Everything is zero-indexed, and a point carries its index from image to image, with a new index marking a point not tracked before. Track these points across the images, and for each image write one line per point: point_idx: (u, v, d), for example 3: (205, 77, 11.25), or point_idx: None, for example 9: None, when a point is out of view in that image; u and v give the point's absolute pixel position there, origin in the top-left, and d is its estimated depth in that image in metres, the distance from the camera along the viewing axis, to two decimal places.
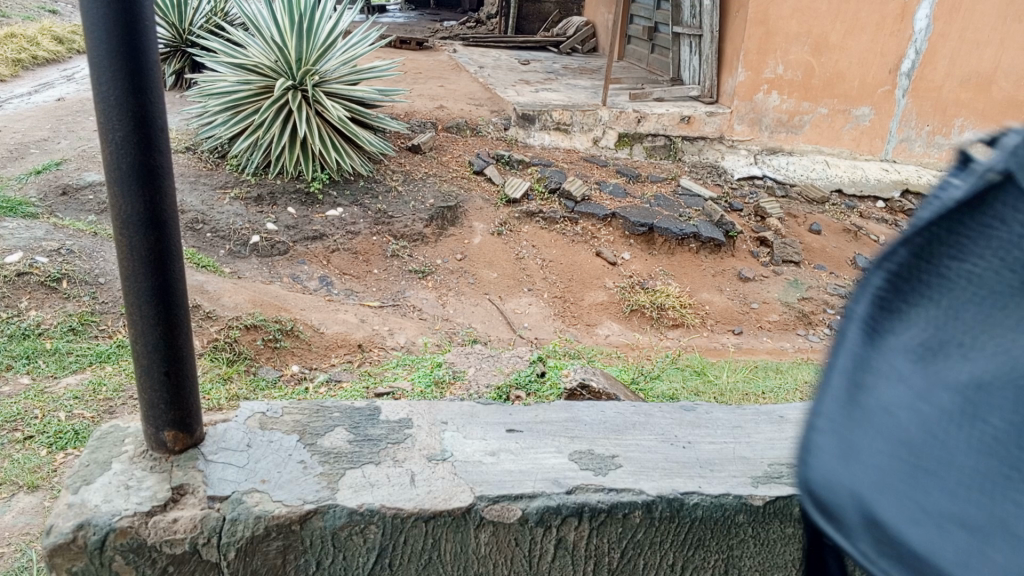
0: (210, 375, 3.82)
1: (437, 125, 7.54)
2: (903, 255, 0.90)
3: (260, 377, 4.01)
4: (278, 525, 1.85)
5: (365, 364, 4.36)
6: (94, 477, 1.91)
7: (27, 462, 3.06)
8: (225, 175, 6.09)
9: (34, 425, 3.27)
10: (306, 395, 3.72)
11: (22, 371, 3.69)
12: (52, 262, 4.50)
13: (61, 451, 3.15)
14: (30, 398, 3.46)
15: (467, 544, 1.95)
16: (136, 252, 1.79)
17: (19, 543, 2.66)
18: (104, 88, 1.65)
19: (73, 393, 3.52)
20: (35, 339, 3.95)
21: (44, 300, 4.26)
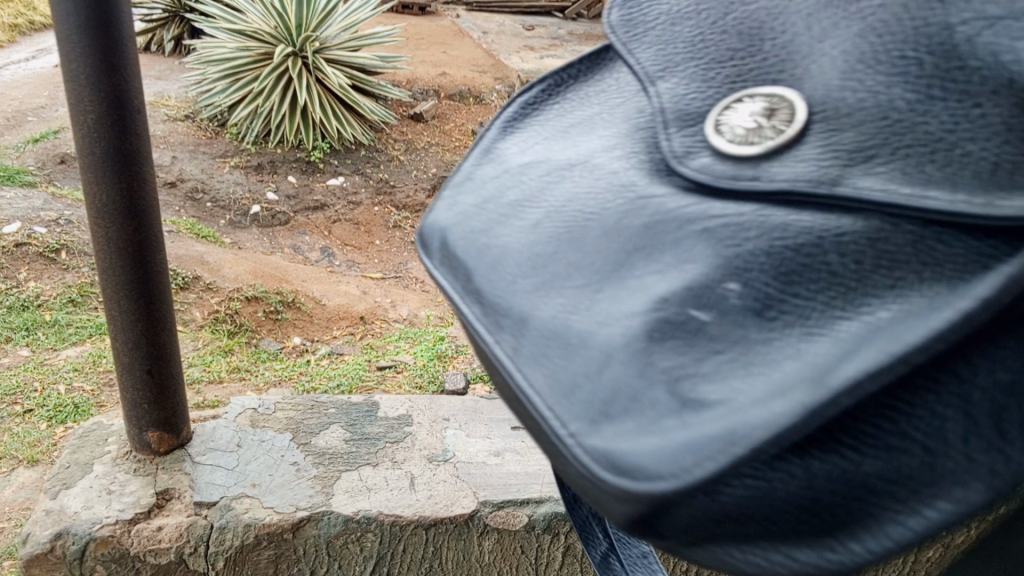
0: (211, 348, 3.70)
1: (440, 92, 7.36)
2: (544, 75, 0.79)
3: (262, 350, 3.89)
4: (269, 534, 1.73)
5: (367, 337, 4.21)
6: (74, 480, 1.80)
7: (27, 436, 2.97)
8: (225, 143, 5.90)
9: (33, 398, 3.16)
10: (306, 367, 3.60)
11: (23, 343, 3.58)
12: (50, 232, 4.37)
13: (61, 425, 3.04)
14: (31, 369, 3.37)
15: (469, 551, 1.84)
16: (113, 243, 1.67)
17: (19, 518, 2.60)
18: (74, 65, 1.51)
19: (72, 364, 3.40)
20: (34, 311, 3.83)
21: (43, 271, 4.14)
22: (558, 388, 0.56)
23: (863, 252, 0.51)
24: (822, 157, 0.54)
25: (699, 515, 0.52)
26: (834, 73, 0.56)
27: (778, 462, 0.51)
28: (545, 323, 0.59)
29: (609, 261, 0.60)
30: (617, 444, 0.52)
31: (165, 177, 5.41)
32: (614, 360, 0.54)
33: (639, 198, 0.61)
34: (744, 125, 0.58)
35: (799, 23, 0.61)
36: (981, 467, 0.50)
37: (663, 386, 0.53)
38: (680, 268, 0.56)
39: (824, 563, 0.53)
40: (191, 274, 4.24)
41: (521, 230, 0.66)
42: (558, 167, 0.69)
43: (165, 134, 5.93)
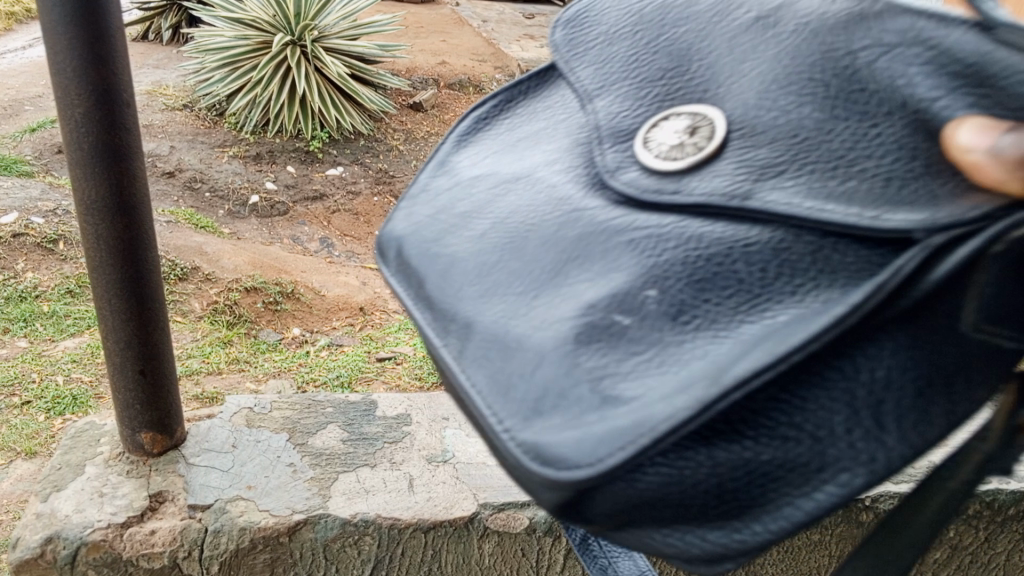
0: (209, 339, 3.65)
1: (439, 81, 7.30)
2: (498, 92, 1.04)
3: (262, 341, 3.83)
4: (264, 537, 1.70)
5: (367, 328, 4.14)
6: (66, 483, 1.76)
7: (25, 428, 2.92)
8: (224, 133, 5.84)
9: (31, 390, 3.11)
10: (306, 359, 3.55)
11: (20, 334, 3.54)
12: (48, 223, 4.32)
13: (59, 417, 2.99)
14: (28, 361, 3.32)
15: (469, 555, 1.80)
16: (103, 240, 1.62)
17: (17, 511, 2.57)
18: (61, 58, 1.46)
19: (71, 356, 3.36)
20: (32, 302, 3.78)
21: (41, 262, 4.09)
22: (495, 389, 0.75)
23: (766, 260, 0.71)
24: (736, 171, 0.74)
25: (621, 499, 0.72)
26: (751, 94, 0.78)
27: (685, 453, 0.71)
28: (494, 316, 0.79)
29: (543, 271, 0.80)
30: (542, 439, 0.71)
31: (163, 167, 5.36)
32: (546, 362, 0.73)
33: (574, 208, 0.82)
34: (670, 140, 0.79)
35: (720, 47, 0.83)
36: (859, 456, 0.71)
37: (586, 385, 0.71)
38: (608, 277, 0.75)
39: (729, 544, 0.75)
40: (189, 265, 4.20)
41: (471, 235, 0.88)
42: (506, 185, 0.90)
43: (163, 123, 5.85)
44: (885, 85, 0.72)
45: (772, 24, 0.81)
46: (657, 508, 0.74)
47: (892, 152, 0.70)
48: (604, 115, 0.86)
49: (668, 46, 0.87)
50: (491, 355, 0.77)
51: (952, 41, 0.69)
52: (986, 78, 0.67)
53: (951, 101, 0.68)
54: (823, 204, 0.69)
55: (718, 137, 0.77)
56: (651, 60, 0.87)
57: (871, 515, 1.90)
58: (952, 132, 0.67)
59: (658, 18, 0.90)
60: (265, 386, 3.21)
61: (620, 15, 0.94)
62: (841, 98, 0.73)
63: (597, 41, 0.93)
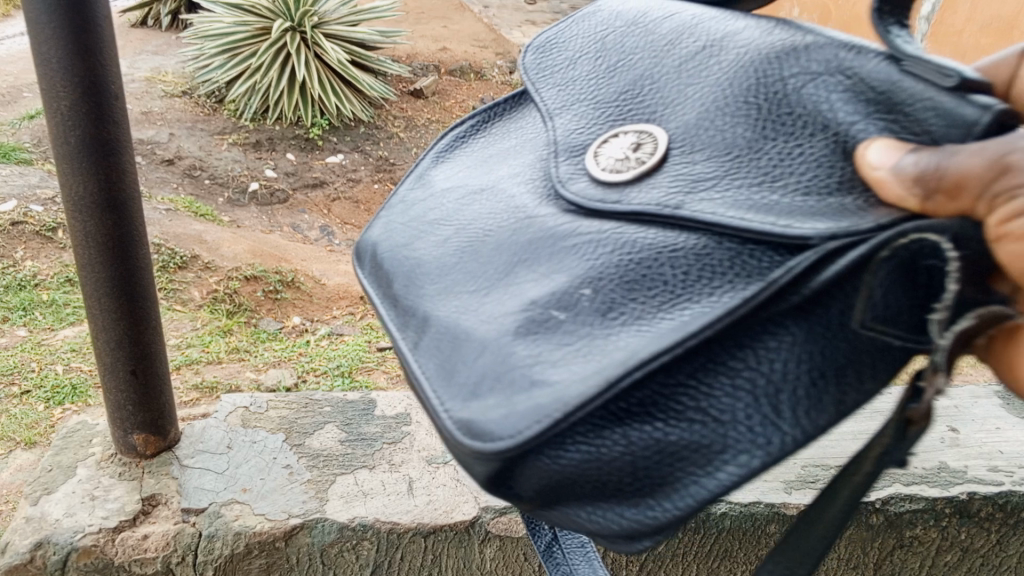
0: (209, 328, 3.59)
1: (440, 68, 7.21)
2: (474, 112, 1.12)
3: (262, 330, 3.78)
4: (261, 542, 1.66)
5: (368, 317, 4.08)
6: (57, 486, 1.72)
7: (25, 418, 2.79)
8: (223, 120, 5.76)
9: (30, 378, 3.00)
10: (306, 348, 3.49)
11: (19, 323, 3.44)
12: (47, 212, 4.28)
13: (58, 406, 2.86)
14: (27, 349, 3.22)
15: (470, 560, 1.76)
16: (91, 238, 1.56)
17: (16, 501, 2.45)
18: (45, 48, 1.40)
19: (70, 346, 3.27)
20: (31, 290, 3.71)
21: (40, 250, 4.03)
22: (440, 375, 0.82)
23: (689, 265, 0.76)
24: (671, 184, 0.81)
25: (545, 473, 0.78)
26: (693, 113, 0.86)
27: (603, 433, 0.76)
28: (452, 310, 0.86)
29: (493, 273, 0.87)
30: (477, 417, 0.77)
31: (162, 154, 5.27)
32: (486, 351, 0.80)
33: (527, 214, 0.89)
34: (616, 155, 0.87)
35: (668, 72, 0.92)
36: (757, 439, 0.75)
37: (520, 371, 0.77)
38: (551, 276, 0.81)
39: (644, 520, 0.79)
40: (189, 253, 4.14)
41: (434, 239, 0.96)
42: (472, 195, 0.98)
43: (162, 110, 5.78)
44: (810, 109, 0.79)
45: (714, 54, 0.89)
46: (579, 484, 0.79)
47: (822, 174, 0.76)
48: (562, 131, 0.95)
49: (622, 72, 0.95)
50: (439, 346, 0.84)
51: (867, 69, 0.78)
52: (895, 103, 0.76)
53: (866, 126, 0.76)
54: (748, 216, 0.75)
55: (660, 150, 0.84)
56: (607, 83, 0.96)
57: (881, 518, 1.92)
58: (865, 150, 0.74)
59: (621, 45, 0.99)
60: (265, 374, 3.14)
61: (589, 41, 1.03)
62: (772, 120, 0.80)
63: (559, 67, 1.03)
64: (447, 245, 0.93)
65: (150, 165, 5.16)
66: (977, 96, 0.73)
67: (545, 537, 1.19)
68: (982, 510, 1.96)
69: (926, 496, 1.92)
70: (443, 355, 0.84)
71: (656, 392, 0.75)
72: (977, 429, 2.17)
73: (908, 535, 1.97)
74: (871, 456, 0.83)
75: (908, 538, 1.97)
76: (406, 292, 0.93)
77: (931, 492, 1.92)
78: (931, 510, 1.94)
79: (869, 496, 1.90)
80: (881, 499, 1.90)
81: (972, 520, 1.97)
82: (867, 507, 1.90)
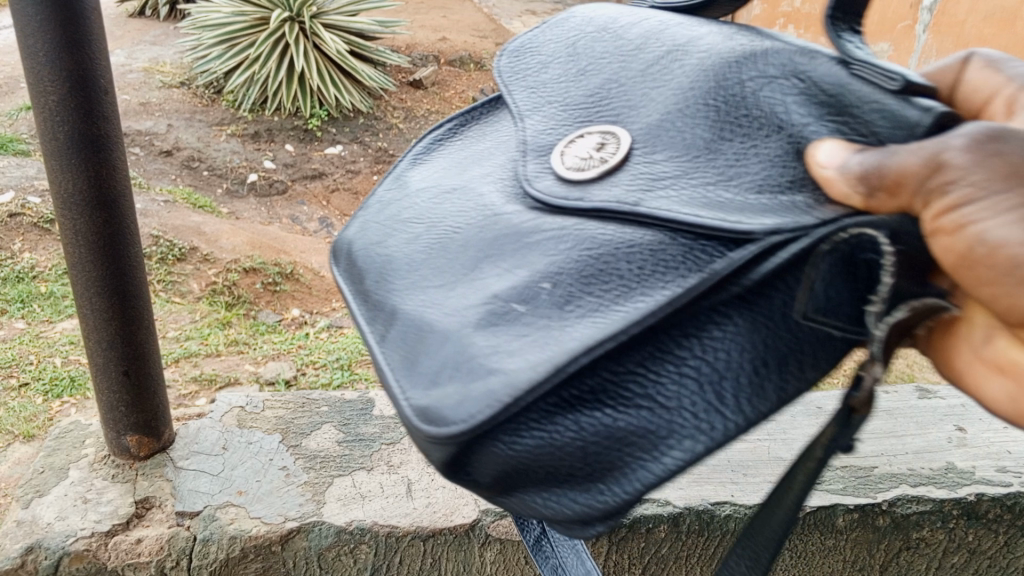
0: (208, 321, 3.55)
1: (439, 58, 7.15)
2: (453, 117, 1.10)
3: (261, 322, 3.74)
4: (257, 546, 1.62)
5: None
6: (49, 488, 1.69)
7: (22, 411, 2.74)
8: (221, 111, 5.71)
9: (28, 371, 2.95)
10: (306, 341, 3.45)
11: (17, 316, 3.40)
12: (45, 203, 4.23)
13: (57, 400, 2.81)
14: (25, 342, 3.18)
15: (470, 563, 1.73)
16: (81, 237, 1.53)
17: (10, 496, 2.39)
18: (32, 41, 1.36)
19: (69, 338, 3.22)
20: (29, 283, 3.66)
21: (38, 242, 3.99)
22: (402, 365, 0.81)
23: (645, 259, 0.75)
24: (631, 182, 0.80)
25: (500, 460, 0.77)
26: (657, 113, 0.85)
27: (554, 419, 0.76)
28: (418, 306, 0.84)
29: (458, 268, 0.85)
30: (433, 403, 0.76)
31: (160, 146, 5.22)
32: (447, 342, 0.78)
33: (492, 211, 0.88)
34: (582, 153, 0.86)
35: (634, 74, 0.91)
36: (701, 426, 0.75)
37: (476, 360, 0.75)
38: (513, 271, 0.80)
39: (594, 506, 0.78)
40: (188, 245, 4.09)
41: (403, 235, 0.94)
42: (443, 194, 0.96)
43: (160, 101, 5.72)
44: (765, 112, 0.79)
45: (680, 56, 0.89)
46: (533, 471, 0.79)
47: (780, 173, 0.76)
48: (531, 131, 0.93)
49: (591, 75, 0.94)
50: (402, 338, 0.83)
51: (820, 74, 0.80)
52: (846, 106, 0.78)
53: (817, 127, 0.78)
54: (700, 212, 0.74)
55: (622, 149, 0.83)
56: (577, 85, 0.95)
57: (887, 520, 1.89)
58: (812, 151, 0.76)
59: (590, 49, 0.98)
60: (264, 367, 3.11)
61: (562, 46, 1.02)
62: (729, 121, 0.80)
63: (532, 71, 1.02)
64: (415, 240, 0.92)
65: (148, 157, 5.11)
66: (920, 98, 0.77)
67: (534, 532, 1.18)
68: (989, 512, 1.93)
69: (934, 497, 1.89)
70: (405, 346, 0.82)
71: (605, 381, 0.75)
72: (986, 429, 2.14)
73: (915, 536, 1.93)
74: (819, 442, 0.84)
75: (915, 539, 1.94)
76: (373, 287, 0.92)
77: (939, 494, 1.89)
78: (939, 512, 1.90)
79: (876, 498, 1.87)
80: (888, 500, 1.87)
81: (980, 522, 1.94)
82: (874, 509, 1.87)
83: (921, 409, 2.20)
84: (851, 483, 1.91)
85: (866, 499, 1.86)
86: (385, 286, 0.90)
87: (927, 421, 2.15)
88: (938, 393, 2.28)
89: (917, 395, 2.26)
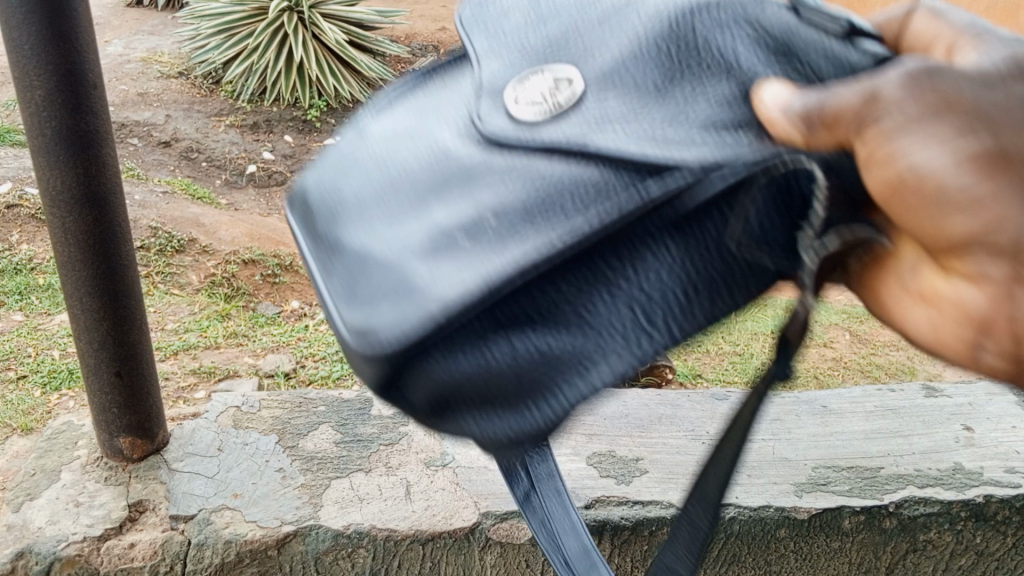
0: (206, 313, 3.51)
1: (439, 48, 7.09)
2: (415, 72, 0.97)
3: (260, 314, 3.68)
4: (252, 551, 1.59)
5: None
6: (40, 491, 1.65)
7: (20, 403, 2.68)
8: (220, 101, 5.65)
9: (27, 364, 2.90)
10: (305, 333, 3.41)
11: (15, 308, 3.35)
12: None
13: (55, 392, 2.77)
14: (23, 335, 3.13)
15: (470, 568, 1.70)
16: (71, 236, 1.49)
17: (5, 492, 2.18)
18: (18, 34, 1.33)
19: (68, 330, 3.17)
20: (27, 274, 3.61)
21: (36, 234, 3.93)
22: (345, 290, 0.80)
23: (587, 195, 0.75)
24: (581, 120, 0.77)
25: (435, 378, 0.79)
26: (615, 55, 0.81)
27: (491, 340, 0.78)
28: (366, 236, 0.81)
29: (407, 201, 0.81)
30: (369, 323, 0.76)
31: (159, 136, 5.17)
32: (388, 268, 0.78)
33: (442, 149, 0.83)
34: (535, 93, 0.80)
35: (596, 19, 0.85)
36: (626, 343, 0.78)
37: (412, 283, 0.76)
38: (460, 204, 0.78)
39: (522, 427, 0.80)
40: (187, 237, 4.05)
41: (355, 168, 0.87)
42: (401, 136, 0.87)
43: (158, 92, 5.65)
44: (714, 56, 0.79)
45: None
46: (468, 391, 0.80)
47: (724, 114, 0.76)
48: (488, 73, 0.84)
49: (553, 21, 0.86)
50: (346, 264, 0.81)
51: (769, 19, 0.79)
52: (790, 49, 0.78)
53: (764, 72, 0.77)
54: (645, 146, 0.74)
55: (575, 89, 0.79)
56: (535, 31, 0.86)
57: (894, 522, 1.86)
58: (761, 92, 0.74)
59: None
60: (263, 361, 3.07)
61: None
62: (681, 66, 0.79)
63: (495, 18, 0.91)
64: (365, 172, 0.86)
65: (147, 148, 5.05)
66: (863, 41, 0.79)
67: (522, 489, 1.13)
68: (997, 514, 1.91)
69: (942, 499, 1.86)
70: (349, 271, 0.81)
71: (539, 303, 0.78)
72: (994, 428, 2.11)
73: (922, 538, 1.90)
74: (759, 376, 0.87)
75: (922, 541, 1.91)
76: (322, 218, 0.86)
77: (947, 495, 1.86)
78: (946, 514, 1.87)
79: (883, 499, 1.84)
80: (895, 502, 1.84)
81: (988, 523, 1.91)
82: (881, 510, 1.84)
83: (927, 407, 2.16)
84: (857, 484, 1.88)
85: (873, 501, 1.83)
86: (334, 217, 0.85)
87: (934, 421, 2.12)
88: (946, 391, 2.24)
89: (925, 394, 2.22)
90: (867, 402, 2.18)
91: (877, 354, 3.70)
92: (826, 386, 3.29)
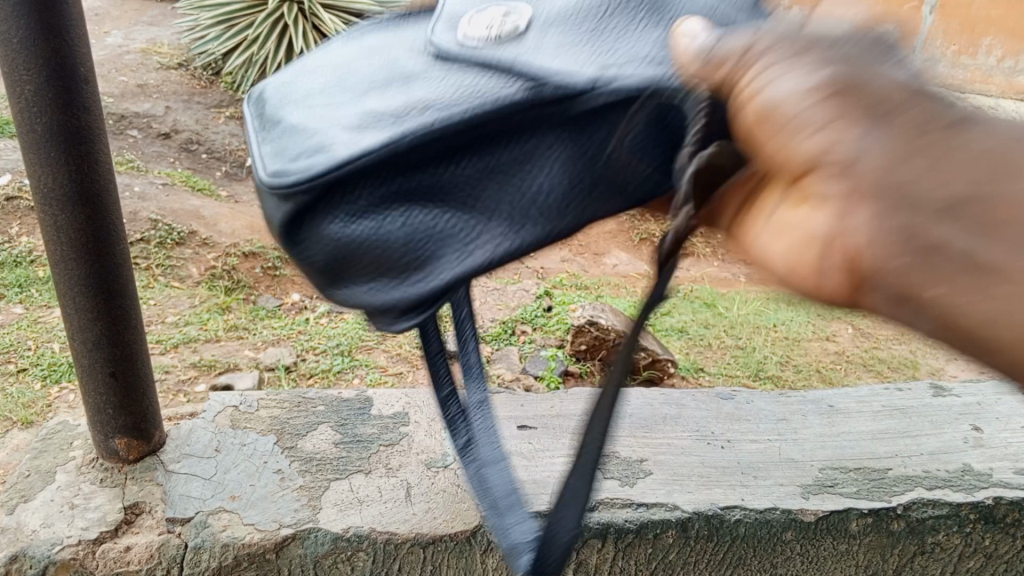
0: (207, 306, 3.47)
1: None
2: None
3: (261, 306, 3.66)
4: (250, 554, 1.56)
5: None
6: (34, 493, 1.63)
7: (21, 397, 2.65)
8: (220, 94, 5.62)
9: (27, 357, 2.87)
10: (306, 326, 3.38)
11: (15, 301, 3.31)
12: None
13: (56, 385, 2.74)
14: (23, 327, 3.09)
15: (470, 571, 1.67)
16: (64, 234, 1.45)
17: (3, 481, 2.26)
18: (5, 26, 1.29)
19: None
20: (27, 267, 3.57)
21: (36, 226, 3.88)
22: (274, 146, 0.80)
23: (494, 102, 0.72)
24: (511, 33, 0.73)
25: (329, 238, 0.78)
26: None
27: (386, 212, 0.76)
28: (303, 115, 0.80)
29: (348, 85, 0.80)
30: (281, 172, 0.76)
31: (158, 128, 5.10)
32: (313, 131, 0.77)
33: (396, 51, 0.81)
34: (485, 18, 0.74)
35: None
36: (508, 237, 0.77)
37: (327, 147, 0.75)
38: (389, 92, 0.76)
39: (401, 299, 0.78)
40: (187, 229, 3.97)
41: (322, 56, 0.87)
42: (370, 38, 0.86)
43: (158, 82, 5.59)
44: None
45: None
46: (358, 260, 0.78)
47: (644, 50, 0.71)
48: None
49: None
50: (283, 129, 0.81)
51: None
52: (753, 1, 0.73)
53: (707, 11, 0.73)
54: (558, 62, 0.71)
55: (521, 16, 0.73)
56: None
57: (903, 524, 1.83)
58: (682, 26, 0.69)
59: None
60: (263, 353, 3.04)
61: None
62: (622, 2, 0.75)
63: None
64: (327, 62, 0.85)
65: (146, 139, 5.00)
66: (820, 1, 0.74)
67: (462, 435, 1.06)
68: (1007, 516, 1.88)
69: (950, 501, 1.83)
70: (284, 131, 0.80)
71: (437, 187, 0.76)
72: (1002, 428, 2.08)
73: (930, 541, 1.87)
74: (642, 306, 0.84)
75: (930, 544, 1.88)
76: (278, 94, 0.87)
77: (955, 498, 1.83)
78: (954, 516, 1.84)
79: (891, 501, 1.81)
80: (903, 504, 1.81)
81: (997, 526, 1.88)
82: (889, 513, 1.81)
83: (935, 407, 2.13)
84: (864, 486, 1.85)
85: (881, 503, 1.80)
86: (286, 93, 0.85)
87: (942, 420, 2.09)
88: (953, 390, 2.22)
89: (932, 393, 2.19)
90: (875, 401, 2.16)
91: (879, 348, 3.67)
92: (830, 380, 3.26)
